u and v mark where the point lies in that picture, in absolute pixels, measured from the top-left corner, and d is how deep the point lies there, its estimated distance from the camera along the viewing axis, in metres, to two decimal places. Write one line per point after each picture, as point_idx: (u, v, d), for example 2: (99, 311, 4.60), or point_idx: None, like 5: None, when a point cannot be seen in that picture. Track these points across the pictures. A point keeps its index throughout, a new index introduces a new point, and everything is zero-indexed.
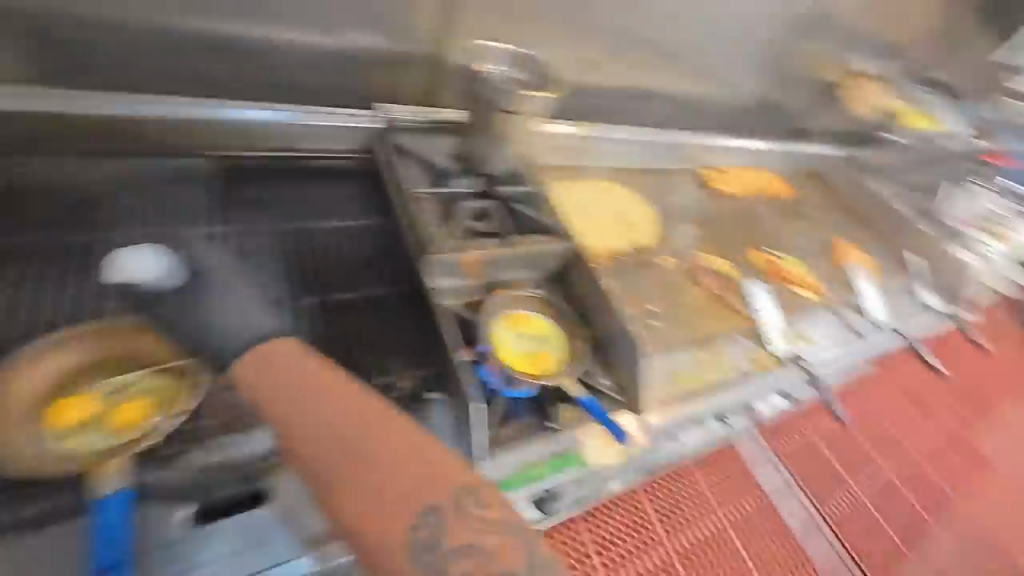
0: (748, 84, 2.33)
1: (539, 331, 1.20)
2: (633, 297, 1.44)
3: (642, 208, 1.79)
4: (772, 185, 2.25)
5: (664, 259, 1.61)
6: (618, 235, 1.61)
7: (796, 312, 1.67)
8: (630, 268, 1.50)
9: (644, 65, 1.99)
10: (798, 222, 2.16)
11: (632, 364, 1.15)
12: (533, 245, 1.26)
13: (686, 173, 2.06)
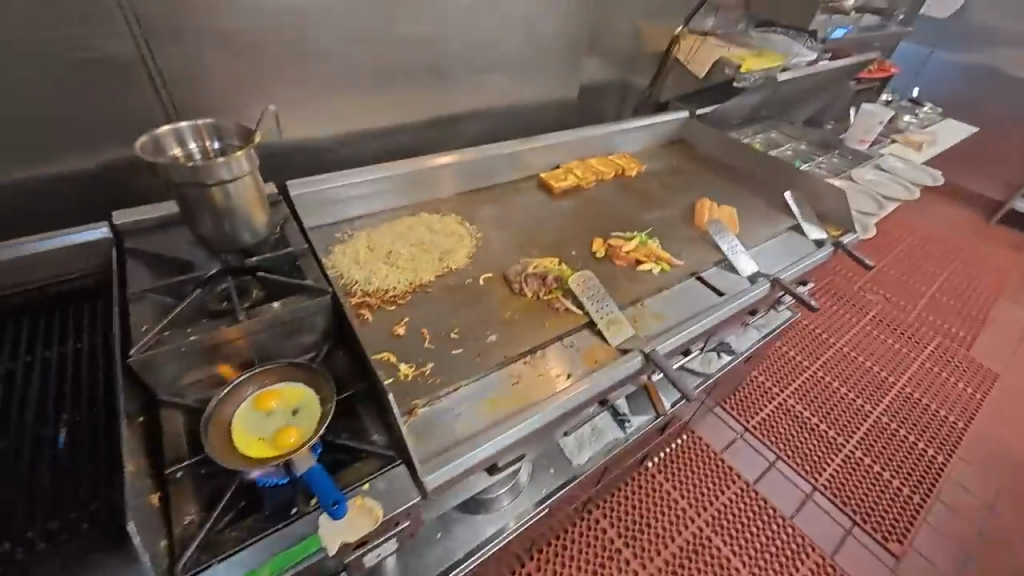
0: (577, 79, 2.31)
1: (279, 400, 1.03)
2: (438, 328, 1.31)
3: (464, 229, 1.68)
4: (620, 166, 2.18)
5: (483, 277, 1.49)
6: (428, 266, 1.49)
7: (645, 291, 1.55)
8: (438, 298, 1.40)
9: (455, 95, 1.98)
10: (652, 195, 2.10)
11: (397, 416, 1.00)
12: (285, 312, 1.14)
13: (522, 180, 2.02)
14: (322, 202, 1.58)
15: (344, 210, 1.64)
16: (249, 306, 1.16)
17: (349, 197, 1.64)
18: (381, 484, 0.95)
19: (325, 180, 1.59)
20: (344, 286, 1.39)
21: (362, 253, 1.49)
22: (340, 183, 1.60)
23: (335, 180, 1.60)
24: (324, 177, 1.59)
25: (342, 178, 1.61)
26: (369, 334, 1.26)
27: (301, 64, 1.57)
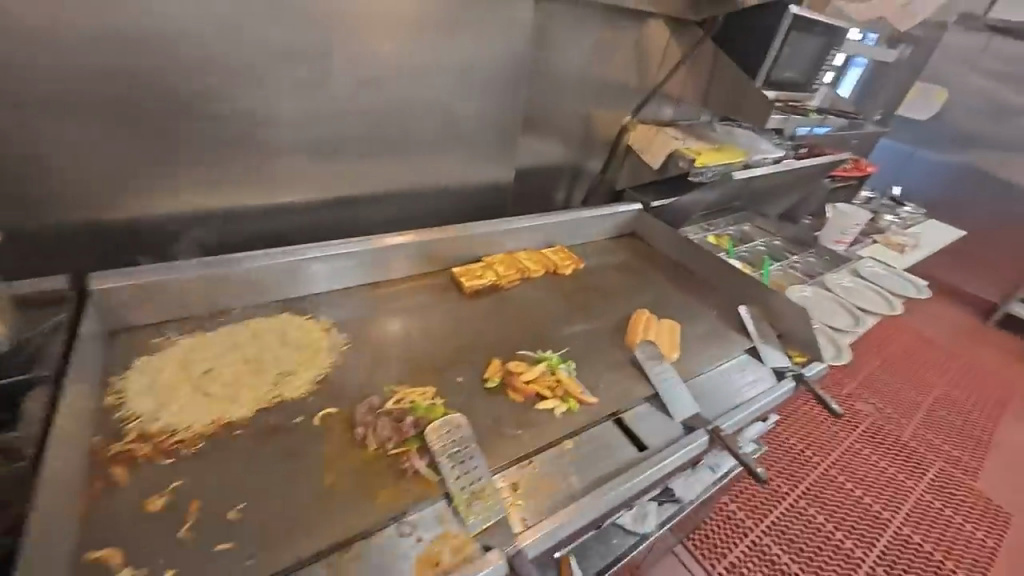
0: (513, 163, 2.10)
1: None
2: (217, 502, 0.92)
3: (328, 340, 1.34)
4: (552, 264, 1.89)
5: (323, 416, 1.13)
6: (250, 397, 1.13)
7: (541, 443, 1.17)
8: (241, 450, 1.03)
9: (361, 174, 1.74)
10: (586, 299, 1.79)
11: None
12: None
13: (431, 275, 1.72)
14: (285, 276, 1.41)
15: (311, 284, 1.47)
16: None
17: (319, 273, 1.47)
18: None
19: (301, 254, 1.43)
20: (114, 425, 1.02)
21: (167, 373, 1.14)
22: (312, 257, 1.43)
23: (307, 252, 1.43)
24: (296, 248, 1.44)
25: (314, 251, 1.45)
26: (105, 510, 0.88)
27: (141, 132, 1.33)
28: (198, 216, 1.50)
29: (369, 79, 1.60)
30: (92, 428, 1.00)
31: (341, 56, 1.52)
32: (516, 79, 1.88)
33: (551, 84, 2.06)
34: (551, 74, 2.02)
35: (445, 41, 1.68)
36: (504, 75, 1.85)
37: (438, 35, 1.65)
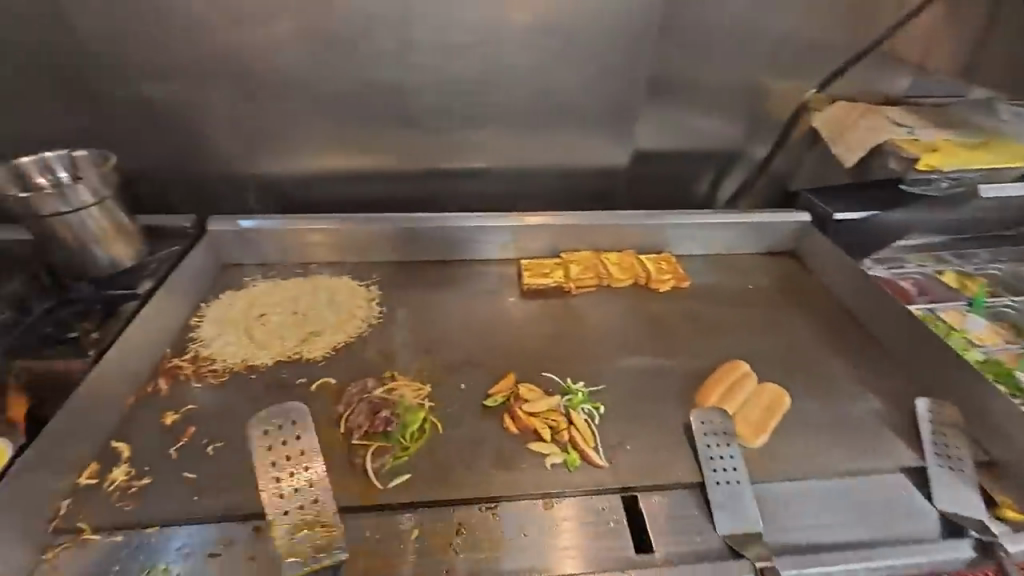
0: (632, 145, 1.70)
1: None
2: (207, 434, 1.05)
3: (365, 310, 1.38)
4: (644, 276, 1.54)
5: (321, 384, 1.17)
6: (277, 347, 1.25)
7: (512, 491, 0.99)
8: (248, 394, 1.14)
9: (449, 149, 1.56)
10: (670, 328, 1.40)
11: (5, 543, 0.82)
12: (65, 371, 1.06)
13: (496, 263, 1.58)
14: (447, 240, 1.55)
15: (469, 252, 1.57)
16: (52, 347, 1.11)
17: (479, 241, 1.57)
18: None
19: (468, 221, 1.55)
20: (183, 342, 1.26)
21: (235, 309, 1.34)
22: (473, 225, 1.54)
23: (470, 220, 1.55)
24: (460, 216, 1.57)
25: (480, 221, 1.55)
26: (142, 410, 1.09)
27: (251, 98, 1.45)
28: (289, 177, 1.55)
29: (457, 42, 1.41)
30: (169, 340, 1.25)
31: (426, 17, 1.37)
32: (637, 40, 1.52)
33: (695, 45, 1.59)
34: (694, 34, 1.57)
35: None
36: (622, 38, 1.50)
37: None
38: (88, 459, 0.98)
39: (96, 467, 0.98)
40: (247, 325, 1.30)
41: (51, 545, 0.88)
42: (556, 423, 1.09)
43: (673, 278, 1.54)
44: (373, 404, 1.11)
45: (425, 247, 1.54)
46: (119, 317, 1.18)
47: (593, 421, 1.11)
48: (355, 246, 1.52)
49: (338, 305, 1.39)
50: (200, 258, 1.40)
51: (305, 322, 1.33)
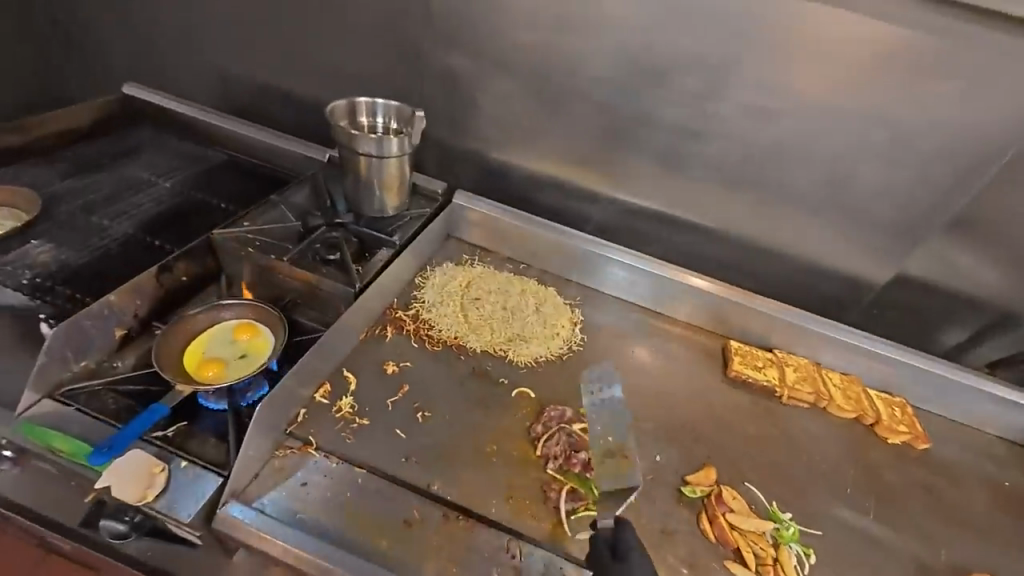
0: (898, 267, 1.48)
1: (240, 341, 1.07)
2: (418, 398, 1.09)
3: (568, 332, 1.35)
4: (873, 417, 1.32)
5: (521, 393, 1.16)
6: (486, 337, 1.26)
7: None
8: (455, 373, 1.17)
9: (695, 201, 1.53)
10: (896, 493, 1.18)
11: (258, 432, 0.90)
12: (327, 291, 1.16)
13: (702, 333, 1.47)
14: (591, 265, 1.49)
15: (603, 283, 1.51)
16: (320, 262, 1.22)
17: (619, 277, 1.49)
18: (190, 477, 0.85)
19: (632, 259, 1.47)
20: (408, 298, 1.33)
21: (454, 283, 1.39)
22: (626, 262, 1.47)
23: (623, 255, 1.48)
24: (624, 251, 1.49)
25: (636, 262, 1.47)
26: (369, 349, 1.17)
27: (539, 99, 1.52)
28: (537, 177, 1.64)
29: (763, 106, 1.35)
30: (398, 292, 1.34)
31: (746, 74, 1.33)
32: (975, 168, 1.29)
33: None
34: None
35: (892, 87, 1.25)
36: (959, 156, 1.28)
37: (885, 78, 1.25)
38: (325, 378, 1.07)
39: (329, 389, 1.06)
40: (464, 304, 1.34)
41: (282, 446, 0.96)
42: (763, 554, 0.96)
43: (909, 433, 1.29)
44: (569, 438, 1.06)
45: (636, 289, 1.48)
46: (376, 257, 1.27)
47: (801, 569, 0.97)
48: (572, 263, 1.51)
49: (548, 317, 1.36)
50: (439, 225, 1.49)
51: (514, 322, 1.33)
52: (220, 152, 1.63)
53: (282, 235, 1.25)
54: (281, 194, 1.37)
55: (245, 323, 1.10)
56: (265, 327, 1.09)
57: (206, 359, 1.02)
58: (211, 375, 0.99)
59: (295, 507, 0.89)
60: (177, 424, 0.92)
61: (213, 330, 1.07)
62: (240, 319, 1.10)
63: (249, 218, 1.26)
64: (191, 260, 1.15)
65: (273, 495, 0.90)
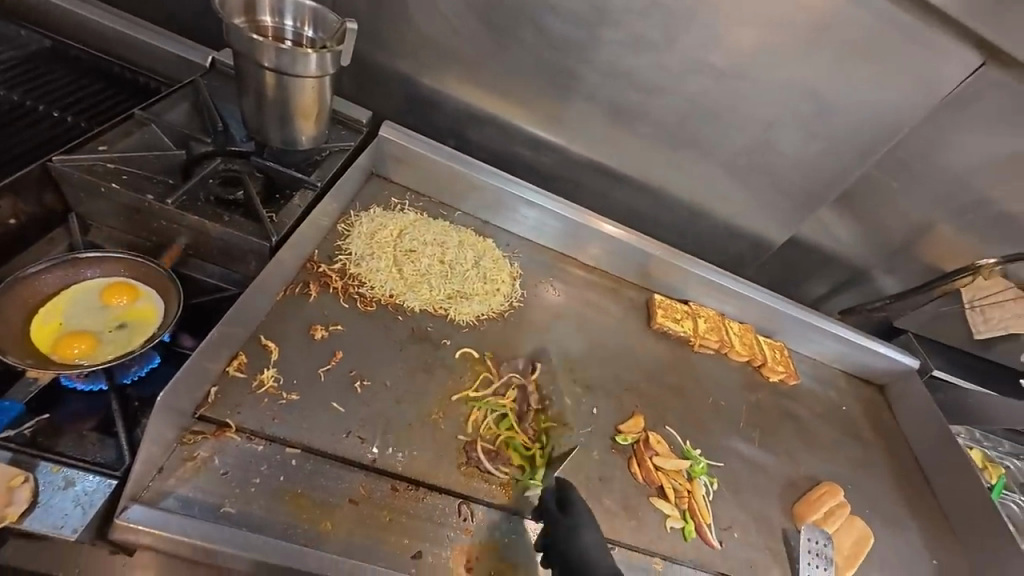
0: (792, 232, 1.67)
1: (114, 308, 0.84)
2: (354, 365, 0.99)
3: (508, 288, 1.31)
4: (761, 360, 1.53)
5: (465, 354, 1.12)
6: (424, 295, 1.17)
7: (634, 541, 1.00)
8: (392, 336, 1.07)
9: (632, 154, 1.53)
10: (773, 424, 1.41)
11: (159, 421, 0.74)
12: (229, 246, 0.94)
13: (630, 287, 1.54)
14: (492, 200, 1.42)
15: (506, 221, 1.46)
16: (216, 201, 0.98)
17: (524, 214, 1.44)
18: (65, 484, 0.68)
19: (536, 195, 1.44)
20: (331, 250, 1.17)
21: (385, 231, 1.25)
22: (526, 197, 1.42)
23: (523, 190, 1.43)
24: (527, 187, 1.44)
25: (537, 197, 1.43)
26: (289, 311, 1.02)
27: (483, 21, 1.33)
28: (475, 114, 1.49)
29: (710, 63, 1.35)
30: (318, 242, 1.16)
31: (700, 26, 1.30)
32: (869, 148, 1.45)
33: (912, 171, 1.52)
34: (921, 160, 1.50)
35: (821, 61, 1.32)
36: (860, 135, 1.43)
37: (817, 51, 1.30)
38: (238, 348, 0.91)
39: (244, 360, 0.91)
40: (398, 256, 1.22)
41: (191, 432, 0.81)
42: (679, 487, 1.09)
43: (785, 372, 1.54)
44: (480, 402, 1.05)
45: (570, 242, 1.48)
46: (291, 201, 1.05)
47: (708, 497, 1.12)
48: (510, 213, 1.44)
49: (487, 272, 1.31)
50: (363, 163, 1.28)
51: (452, 277, 1.25)
52: (38, 34, 1.17)
53: (158, 166, 0.98)
54: (148, 108, 1.05)
55: (117, 283, 0.86)
56: (148, 288, 0.87)
57: (66, 334, 0.79)
58: (80, 355, 0.78)
59: (213, 499, 0.77)
60: (36, 419, 0.72)
61: (70, 295, 0.83)
62: (110, 278, 0.86)
63: (105, 140, 0.96)
64: (21, 194, 0.85)
65: (183, 492, 0.76)
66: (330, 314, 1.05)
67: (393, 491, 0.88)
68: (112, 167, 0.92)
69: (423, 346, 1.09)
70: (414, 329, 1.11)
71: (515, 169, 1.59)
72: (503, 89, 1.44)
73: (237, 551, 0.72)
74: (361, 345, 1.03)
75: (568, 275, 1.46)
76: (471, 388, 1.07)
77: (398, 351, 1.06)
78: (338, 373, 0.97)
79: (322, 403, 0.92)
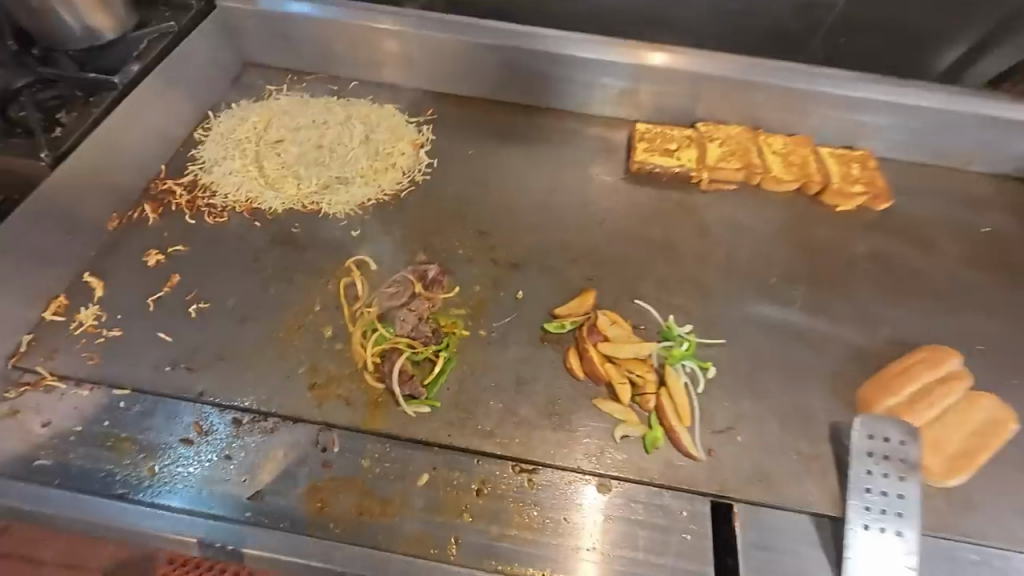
0: None
1: None
2: (192, 286, 0.83)
3: (408, 160, 1.00)
4: (819, 182, 1.00)
5: (340, 253, 0.89)
6: (289, 190, 0.94)
7: (560, 458, 0.71)
8: (246, 246, 0.88)
9: None
10: (839, 271, 0.92)
11: None
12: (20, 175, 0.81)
13: (597, 123, 1.10)
14: (380, 50, 1.08)
15: (409, 76, 1.11)
16: (6, 127, 0.84)
17: (425, 59, 1.08)
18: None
19: (546, 40, 1.05)
20: (182, 162, 0.98)
21: (246, 127, 1.02)
22: (417, 33, 1.05)
23: (412, 24, 1.05)
24: (532, 31, 1.06)
25: (551, 45, 1.04)
26: (125, 240, 0.87)
27: None
28: None
29: None
30: (166, 157, 0.98)
31: None
32: None
33: None
34: None
35: None
36: None
37: None
38: (59, 289, 0.81)
39: (66, 302, 0.80)
40: (261, 152, 0.99)
41: (14, 383, 0.74)
42: (641, 381, 0.76)
43: (864, 193, 0.99)
44: (351, 304, 0.82)
45: (496, 80, 1.09)
46: (97, 107, 0.88)
47: (694, 388, 0.77)
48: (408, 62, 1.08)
49: (381, 147, 1.01)
50: (202, 48, 1.03)
51: (329, 162, 0.99)
52: None
53: None
54: None
55: None
56: None
57: None
58: None
59: (25, 451, 0.70)
60: None
61: None
62: None
63: None
64: None
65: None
66: (169, 234, 0.88)
67: (235, 424, 0.73)
68: None
69: (283, 251, 0.88)
70: (274, 235, 0.90)
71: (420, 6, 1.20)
72: None
73: (88, 512, 0.64)
74: (208, 261, 0.86)
75: (500, 127, 1.08)
76: (341, 291, 0.83)
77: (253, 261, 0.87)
78: (174, 300, 0.81)
79: (150, 335, 0.78)
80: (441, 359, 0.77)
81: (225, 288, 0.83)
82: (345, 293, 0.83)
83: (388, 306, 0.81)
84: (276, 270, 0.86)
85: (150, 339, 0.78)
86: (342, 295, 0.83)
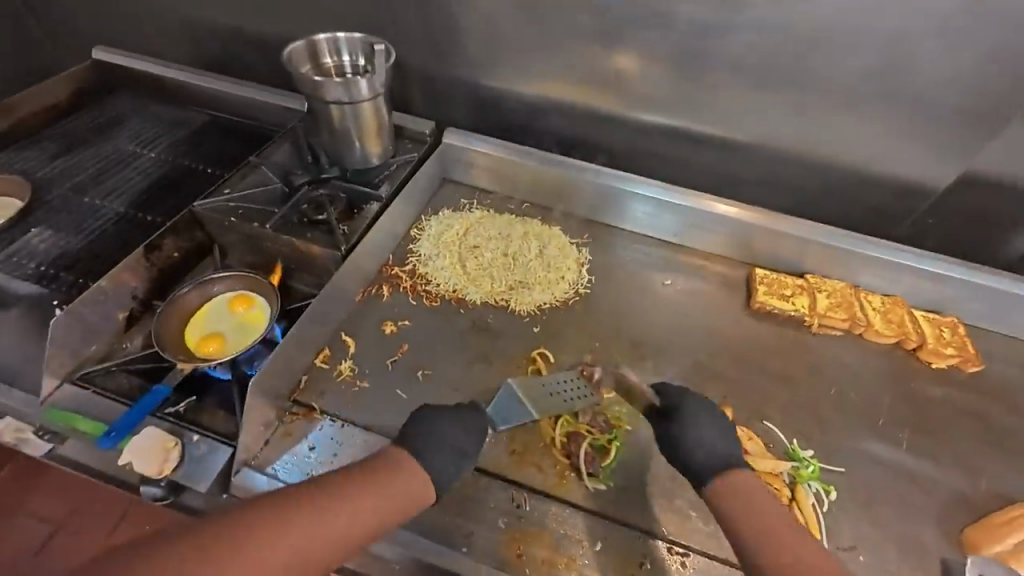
0: (964, 167, 1.25)
1: (233, 313, 1.07)
2: (417, 355, 1.08)
3: (573, 274, 1.27)
4: (917, 341, 1.19)
5: (524, 344, 1.13)
6: (485, 287, 1.21)
7: (709, 547, 0.87)
8: (454, 328, 1.14)
9: (713, 108, 1.34)
10: (937, 422, 1.09)
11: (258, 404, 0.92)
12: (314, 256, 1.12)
13: (721, 261, 1.35)
14: (555, 185, 1.39)
15: (573, 205, 1.41)
16: (304, 220, 1.16)
17: (588, 196, 1.38)
18: (206, 450, 0.89)
19: (688, 197, 1.33)
20: (403, 253, 1.28)
21: (450, 232, 1.32)
22: (588, 177, 1.36)
23: (584, 170, 1.37)
24: (669, 187, 1.35)
25: (707, 205, 1.32)
26: (367, 311, 1.15)
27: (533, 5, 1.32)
28: (537, 103, 1.48)
29: None
30: (393, 247, 1.28)
31: None
32: None
33: None
34: None
35: None
36: None
37: None
38: (323, 344, 1.08)
39: (328, 354, 1.07)
40: (462, 254, 1.28)
41: (289, 413, 0.99)
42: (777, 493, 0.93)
43: (958, 356, 1.16)
44: None
45: (638, 218, 1.37)
46: (364, 212, 1.20)
47: (820, 507, 0.93)
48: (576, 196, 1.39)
49: (553, 261, 1.28)
50: (428, 170, 1.37)
51: (513, 268, 1.26)
52: (200, 114, 1.56)
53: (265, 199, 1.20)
54: (260, 153, 1.30)
55: (235, 294, 1.09)
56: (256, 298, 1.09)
57: (202, 334, 1.04)
58: (210, 349, 1.02)
59: (300, 468, 0.92)
60: (185, 401, 0.96)
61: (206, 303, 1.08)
62: (234, 291, 1.10)
63: (229, 184, 1.21)
64: (179, 233, 1.14)
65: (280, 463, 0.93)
66: (399, 311, 1.15)
67: None
68: (231, 203, 1.16)
69: (482, 337, 1.13)
70: (474, 322, 1.15)
71: (582, 151, 1.53)
72: (558, 70, 1.40)
73: None
74: (427, 337, 1.12)
75: (642, 254, 1.35)
76: (529, 377, 1.06)
77: (460, 342, 1.12)
78: (405, 365, 1.06)
79: (388, 390, 1.02)
80: (612, 448, 0.96)
81: (441, 360, 1.08)
82: (532, 379, 1.06)
83: (569, 396, 1.02)
84: (478, 351, 1.10)
85: (389, 393, 1.02)
86: (530, 381, 1.06)
